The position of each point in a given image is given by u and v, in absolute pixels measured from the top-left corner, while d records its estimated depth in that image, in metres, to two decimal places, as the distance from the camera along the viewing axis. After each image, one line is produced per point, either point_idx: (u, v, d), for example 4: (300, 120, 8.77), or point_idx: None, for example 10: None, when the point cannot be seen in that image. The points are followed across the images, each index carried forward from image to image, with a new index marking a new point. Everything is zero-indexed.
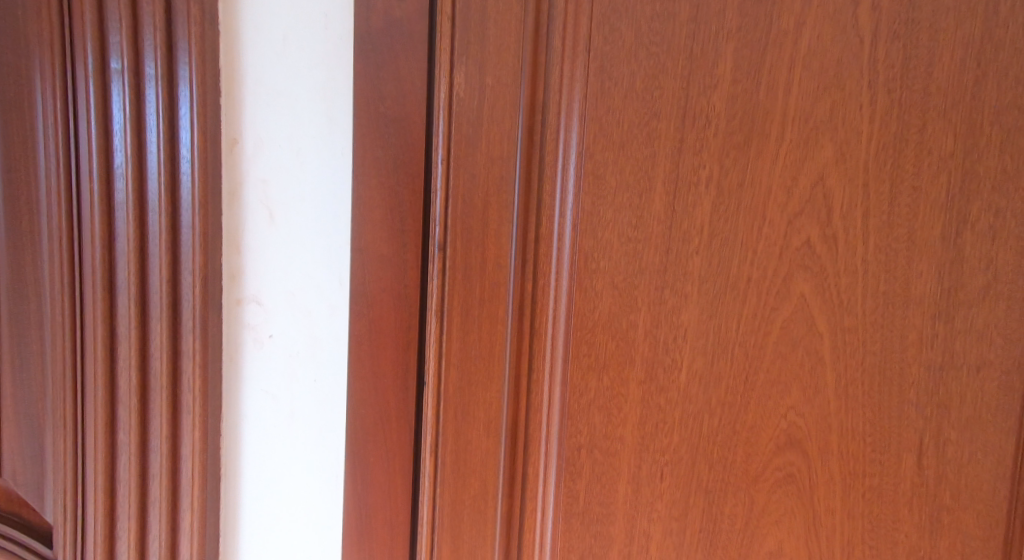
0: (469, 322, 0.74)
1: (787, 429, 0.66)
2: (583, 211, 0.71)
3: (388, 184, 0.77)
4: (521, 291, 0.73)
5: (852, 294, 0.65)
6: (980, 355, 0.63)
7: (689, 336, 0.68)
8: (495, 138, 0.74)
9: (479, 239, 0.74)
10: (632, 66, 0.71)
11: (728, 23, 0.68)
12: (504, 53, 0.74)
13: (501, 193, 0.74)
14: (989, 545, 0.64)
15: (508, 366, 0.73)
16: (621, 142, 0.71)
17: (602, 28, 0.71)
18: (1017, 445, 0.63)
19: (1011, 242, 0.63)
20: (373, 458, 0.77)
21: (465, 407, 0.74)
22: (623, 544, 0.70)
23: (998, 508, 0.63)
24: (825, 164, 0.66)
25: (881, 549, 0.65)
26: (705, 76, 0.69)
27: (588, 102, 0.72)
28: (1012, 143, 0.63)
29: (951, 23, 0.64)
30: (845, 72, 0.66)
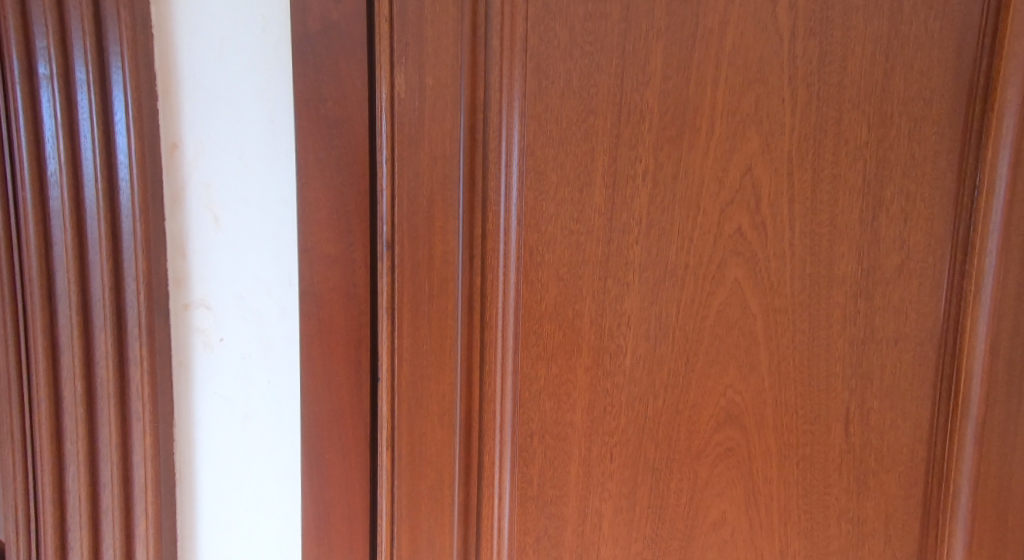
0: (419, 318, 0.76)
1: (726, 406, 0.70)
2: (527, 206, 0.74)
3: (333, 185, 0.78)
4: (469, 285, 0.75)
5: (781, 277, 0.69)
6: (898, 329, 0.68)
7: (631, 323, 0.71)
8: (437, 137, 0.76)
9: (426, 237, 0.76)
10: (567, 64, 0.73)
11: (657, 22, 0.71)
12: (443, 53, 0.76)
13: (446, 191, 0.76)
14: (910, 503, 0.69)
15: (459, 359, 0.75)
16: (560, 138, 0.73)
17: (537, 28, 0.74)
18: (932, 410, 0.68)
19: (922, 223, 0.68)
20: (329, 457, 0.77)
21: (418, 401, 0.76)
22: (577, 523, 0.73)
23: (917, 469, 0.68)
24: (753, 156, 0.70)
25: (814, 513, 0.70)
26: (638, 73, 0.72)
27: (527, 100, 0.74)
28: (919, 132, 0.68)
29: (862, 21, 0.68)
30: (767, 68, 0.70)
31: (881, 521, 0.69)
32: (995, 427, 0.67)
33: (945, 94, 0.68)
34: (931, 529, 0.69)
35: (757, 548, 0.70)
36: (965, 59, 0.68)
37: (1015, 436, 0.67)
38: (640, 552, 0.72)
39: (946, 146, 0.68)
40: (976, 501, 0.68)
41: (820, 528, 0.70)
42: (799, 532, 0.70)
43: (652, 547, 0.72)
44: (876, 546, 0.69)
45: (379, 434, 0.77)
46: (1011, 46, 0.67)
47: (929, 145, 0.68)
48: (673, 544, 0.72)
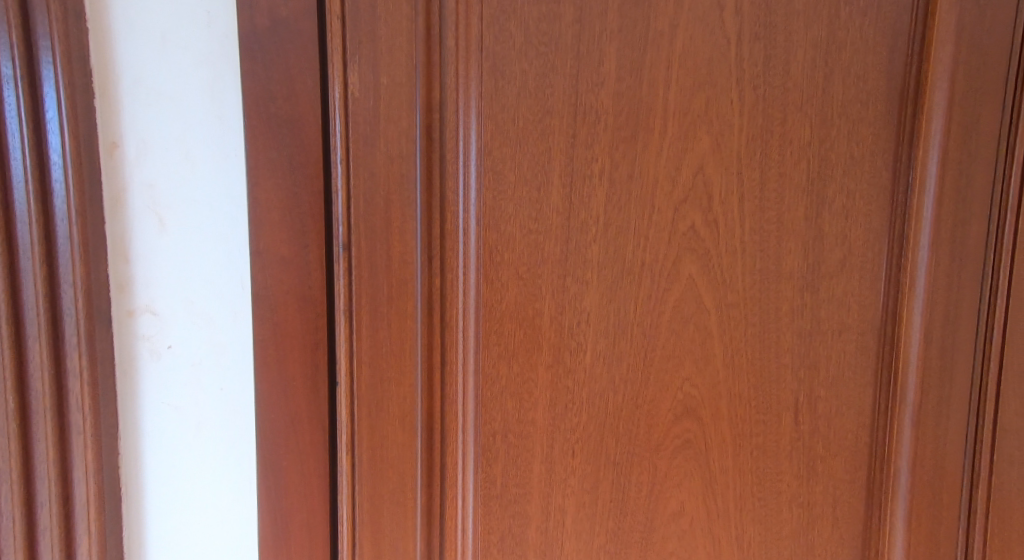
0: (378, 319, 0.76)
1: (683, 398, 0.72)
2: (485, 206, 0.74)
3: (285, 185, 0.76)
4: (429, 286, 0.76)
5: (733, 272, 0.71)
6: (842, 321, 0.70)
7: (591, 320, 0.73)
8: (392, 136, 0.76)
9: (384, 238, 0.76)
10: (522, 65, 0.74)
11: (609, 24, 0.73)
12: (397, 52, 0.75)
13: (403, 191, 0.75)
14: (855, 487, 0.71)
15: (419, 361, 0.75)
16: (517, 138, 0.74)
17: (492, 28, 0.74)
18: (874, 398, 0.70)
19: (862, 220, 0.70)
20: (286, 462, 0.77)
21: (379, 404, 0.76)
22: (540, 520, 0.74)
23: (861, 453, 0.70)
24: (704, 155, 0.71)
25: (768, 499, 0.71)
26: (592, 75, 0.73)
27: (483, 100, 0.74)
28: (857, 133, 0.70)
29: (802, 26, 0.70)
30: (716, 70, 0.71)
31: (829, 505, 0.71)
32: (930, 410, 0.70)
33: (880, 96, 0.69)
34: (875, 512, 0.71)
35: (715, 538, 0.72)
36: (896, 65, 0.69)
37: (948, 419, 0.70)
38: (602, 546, 0.74)
39: (881, 146, 0.69)
40: (916, 480, 0.70)
41: (772, 514, 0.71)
42: (753, 519, 0.72)
43: (614, 541, 0.73)
44: (825, 529, 0.71)
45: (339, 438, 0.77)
46: (938, 51, 0.68)
47: (867, 145, 0.70)
48: (634, 536, 0.73)
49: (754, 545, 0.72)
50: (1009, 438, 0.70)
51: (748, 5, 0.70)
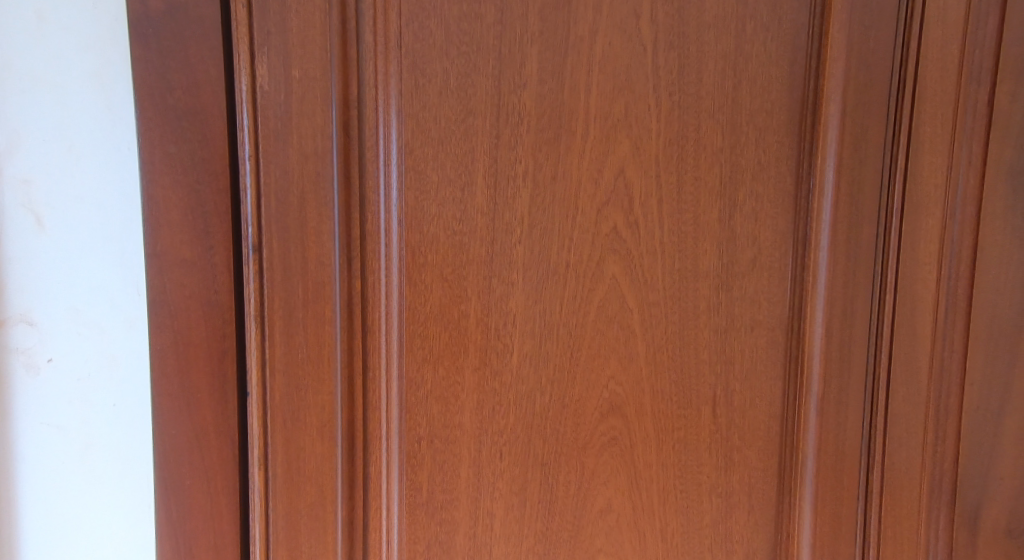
0: (293, 325, 0.74)
1: (609, 397, 0.74)
2: (407, 206, 0.74)
3: (187, 182, 0.71)
4: (348, 290, 0.74)
5: (653, 272, 0.74)
6: (754, 317, 0.74)
7: (517, 322, 0.74)
8: (306, 133, 0.72)
9: (298, 239, 0.73)
10: (443, 64, 0.73)
11: (530, 27, 0.73)
12: (310, 44, 0.71)
13: (318, 190, 0.73)
14: (767, 474, 0.75)
15: (339, 367, 0.74)
16: (439, 138, 0.73)
17: (411, 25, 0.72)
18: (784, 390, 0.74)
19: (769, 221, 0.73)
20: (190, 483, 0.73)
21: (295, 414, 0.74)
22: (468, 525, 0.75)
23: (773, 442, 0.74)
24: (624, 158, 0.74)
25: (689, 491, 0.75)
26: (514, 76, 0.73)
27: (404, 98, 0.73)
28: (764, 140, 0.73)
29: (713, 37, 0.73)
30: (634, 76, 0.73)
31: (744, 493, 0.75)
32: (831, 400, 0.74)
33: (783, 106, 0.73)
34: (785, 495, 0.75)
35: (641, 531, 0.75)
36: (796, 77, 0.73)
37: (847, 408, 0.74)
38: (531, 547, 0.75)
39: (784, 153, 0.73)
40: (819, 466, 0.74)
41: (694, 504, 0.74)
42: (676, 511, 0.75)
43: (543, 541, 0.75)
44: (742, 517, 0.75)
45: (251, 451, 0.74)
46: (832, 67, 0.72)
47: (772, 152, 0.73)
48: (563, 536, 0.75)
49: (677, 536, 0.75)
50: (899, 424, 0.74)
51: (663, 14, 0.73)
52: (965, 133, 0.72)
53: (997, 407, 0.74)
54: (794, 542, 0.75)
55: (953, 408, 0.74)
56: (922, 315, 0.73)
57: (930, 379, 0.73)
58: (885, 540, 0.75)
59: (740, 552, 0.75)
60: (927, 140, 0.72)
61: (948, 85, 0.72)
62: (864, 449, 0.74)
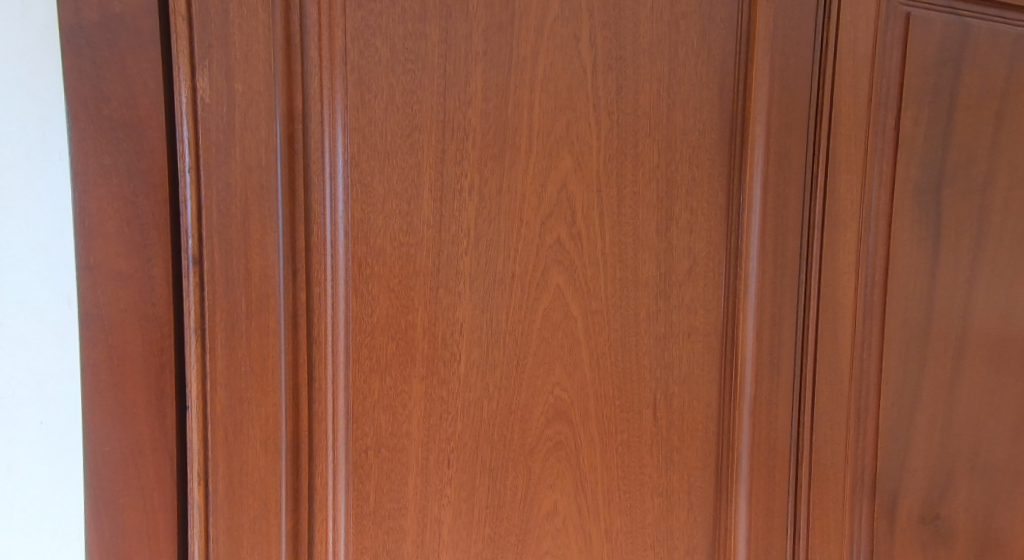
0: (236, 338, 0.72)
1: (554, 402, 0.77)
2: (353, 217, 0.74)
3: (123, 194, 0.70)
4: (293, 301, 0.74)
5: (596, 281, 0.78)
6: (691, 324, 0.79)
7: (464, 331, 0.76)
8: (249, 145, 0.71)
9: (242, 251, 0.72)
10: (389, 80, 0.74)
11: (474, 46, 0.75)
12: (253, 58, 0.71)
13: (263, 202, 0.72)
14: (706, 472, 0.80)
15: (283, 379, 0.74)
16: (385, 152, 0.74)
17: (357, 42, 0.73)
18: (720, 391, 0.80)
19: (704, 233, 0.79)
20: (125, 500, 0.72)
21: (237, 428, 0.73)
22: (416, 533, 0.77)
23: (711, 442, 0.80)
24: (567, 174, 0.77)
25: (632, 491, 0.79)
26: (459, 93, 0.75)
27: (349, 113, 0.73)
28: (697, 157, 0.78)
29: (649, 61, 0.77)
30: (575, 96, 0.77)
31: (685, 491, 0.80)
32: (763, 399, 0.80)
33: (714, 126, 0.78)
34: (723, 492, 0.80)
35: (586, 532, 0.78)
36: (727, 100, 0.78)
37: (778, 407, 0.80)
38: (479, 552, 0.77)
39: (716, 170, 0.79)
40: (753, 461, 0.80)
41: (636, 504, 0.79)
42: (620, 511, 0.79)
43: (491, 545, 0.77)
44: (682, 514, 0.80)
45: (190, 467, 0.73)
46: (757, 91, 0.78)
47: (705, 169, 0.79)
48: (511, 539, 0.78)
49: (621, 535, 0.79)
50: (824, 420, 0.82)
51: (601, 38, 0.77)
52: (875, 154, 0.81)
53: (910, 398, 0.84)
54: (732, 536, 0.81)
55: (870, 403, 0.83)
56: (843, 318, 0.81)
57: (851, 377, 0.82)
58: (813, 528, 0.83)
59: (681, 548, 0.80)
60: (843, 159, 0.80)
61: (859, 110, 0.79)
62: (793, 442, 0.81)
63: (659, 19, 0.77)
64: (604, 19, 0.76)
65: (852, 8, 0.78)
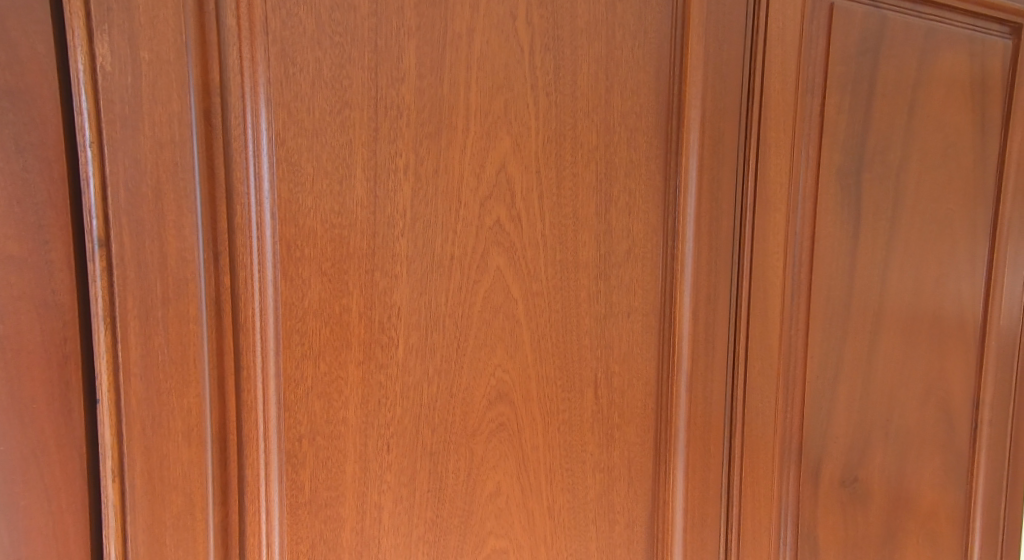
0: (150, 326, 0.68)
1: (496, 384, 0.78)
2: (280, 198, 0.71)
3: (12, 170, 0.64)
4: (216, 286, 0.70)
5: (536, 264, 0.78)
6: (630, 304, 0.81)
7: (402, 314, 0.75)
8: (160, 119, 0.67)
9: (155, 233, 0.68)
10: (315, 53, 0.71)
11: (407, 21, 0.73)
12: (161, 24, 0.66)
13: (177, 180, 0.68)
14: (645, 447, 0.83)
15: (207, 368, 0.70)
16: (314, 129, 0.71)
17: (278, 11, 0.70)
18: (658, 368, 0.82)
19: (642, 216, 0.80)
20: (26, 500, 0.67)
21: (155, 420, 0.69)
22: (356, 520, 0.75)
23: (650, 419, 0.82)
24: (505, 155, 0.76)
25: (574, 469, 0.81)
26: (391, 69, 0.73)
27: (273, 87, 0.70)
28: (634, 140, 0.80)
29: (586, 42, 0.78)
30: (513, 75, 0.76)
31: (624, 467, 0.82)
32: (699, 375, 0.83)
33: (650, 110, 0.80)
34: (661, 465, 0.83)
35: (529, 510, 0.80)
36: (663, 83, 0.80)
37: (712, 383, 0.83)
38: (421, 536, 0.77)
39: (653, 151, 0.80)
40: (690, 433, 0.83)
41: (579, 481, 0.81)
42: (563, 489, 0.80)
43: (433, 529, 0.77)
44: (622, 489, 0.82)
45: (101, 463, 0.68)
46: (692, 75, 0.79)
47: (642, 152, 0.80)
48: (454, 522, 0.78)
49: (563, 512, 0.81)
50: (755, 393, 0.85)
51: (538, 17, 0.76)
52: (802, 139, 0.84)
53: (832, 368, 0.89)
54: (670, 508, 0.84)
55: (798, 375, 0.87)
56: (773, 295, 0.84)
57: (780, 351, 0.86)
58: (745, 496, 0.86)
59: (622, 522, 0.83)
60: (773, 144, 0.83)
61: (787, 97, 0.82)
62: (729, 414, 0.85)
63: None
64: None
65: None
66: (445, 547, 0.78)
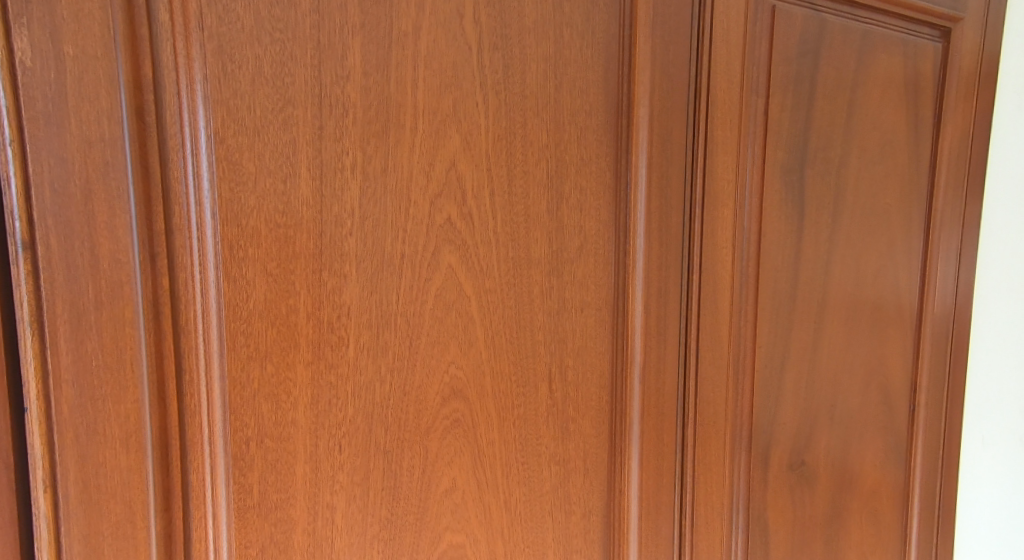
0: (81, 330, 0.66)
1: (450, 381, 0.77)
2: (220, 197, 0.69)
3: None
4: (153, 288, 0.68)
5: (488, 260, 0.78)
6: (583, 300, 0.81)
7: (352, 313, 0.73)
8: (88, 117, 0.65)
9: (86, 234, 0.66)
10: (255, 50, 0.69)
11: (351, 18, 0.71)
12: (86, 19, 0.64)
13: (108, 180, 0.66)
14: (601, 439, 0.83)
15: (145, 373, 0.68)
16: (255, 127, 0.70)
17: (214, 6, 0.68)
18: (612, 362, 0.83)
19: (593, 213, 0.81)
20: None
21: (89, 427, 0.67)
22: (307, 522, 0.73)
23: (604, 414, 0.83)
24: (455, 153, 0.76)
25: (530, 462, 0.80)
26: (336, 67, 0.71)
27: (210, 84, 0.68)
28: (585, 138, 0.80)
29: (534, 41, 0.78)
30: (461, 74, 0.76)
31: (580, 459, 0.82)
32: (652, 369, 0.84)
33: (600, 110, 0.81)
34: (615, 460, 0.83)
35: (485, 505, 0.79)
36: (611, 84, 0.81)
37: (664, 377, 0.84)
38: (375, 535, 0.75)
39: (603, 149, 0.81)
40: (644, 426, 0.84)
41: (535, 474, 0.81)
42: (519, 482, 0.80)
43: (388, 528, 0.76)
44: (579, 480, 0.82)
45: (31, 474, 0.66)
46: (640, 75, 0.81)
47: (592, 150, 0.81)
48: (409, 519, 0.76)
49: (520, 505, 0.80)
50: (705, 385, 0.87)
51: (485, 16, 0.76)
52: (747, 137, 0.86)
53: (778, 361, 0.91)
54: (626, 498, 0.84)
55: (747, 368, 0.89)
56: (722, 289, 0.86)
57: (729, 342, 0.88)
58: (696, 488, 0.88)
59: (578, 513, 0.83)
60: (718, 142, 0.85)
61: (732, 96, 0.85)
62: (681, 408, 0.86)
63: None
64: None
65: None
66: (400, 545, 0.76)
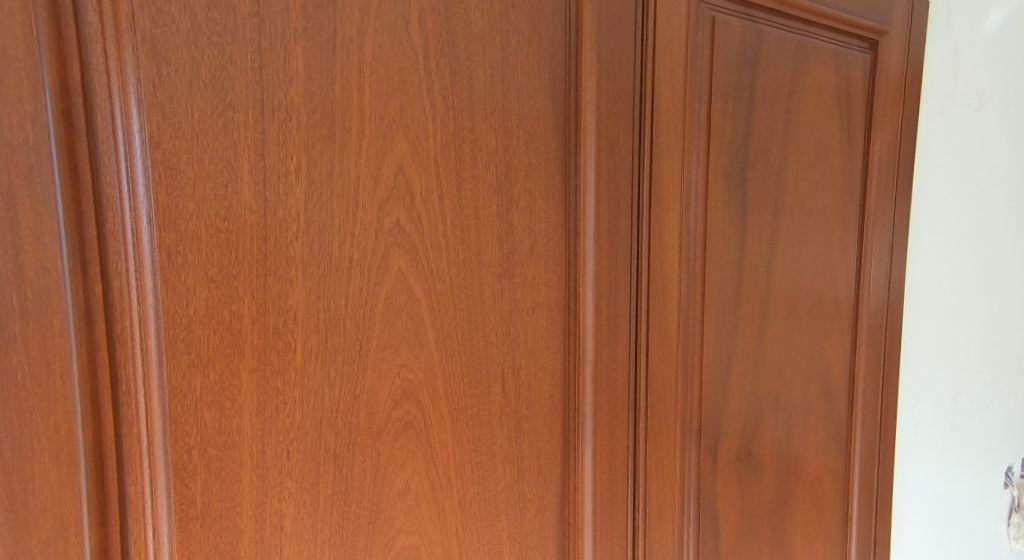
0: (4, 341, 0.63)
1: (401, 384, 0.76)
2: (158, 201, 0.67)
3: None
4: (86, 296, 0.65)
5: (439, 262, 0.77)
6: (534, 300, 0.81)
7: (299, 317, 0.72)
8: (12, 120, 0.63)
9: (10, 241, 0.63)
10: (192, 54, 0.67)
11: (293, 22, 0.70)
12: (9, 19, 0.63)
13: (33, 185, 0.64)
14: (554, 440, 0.83)
15: (76, 384, 0.65)
16: (194, 132, 0.68)
17: (147, 9, 0.66)
18: (563, 363, 0.83)
19: (541, 216, 0.81)
20: None
21: (15, 442, 0.64)
22: (254, 530, 0.71)
23: (556, 416, 0.83)
24: (403, 156, 0.75)
25: (485, 462, 0.80)
26: (278, 71, 0.70)
27: (144, 87, 0.66)
28: (533, 142, 0.81)
29: (480, 48, 0.78)
30: (407, 79, 0.75)
31: (534, 460, 0.82)
32: (600, 371, 0.84)
33: (547, 115, 0.81)
34: (567, 461, 0.83)
35: (440, 506, 0.78)
36: (557, 92, 0.82)
37: (615, 377, 0.85)
38: (326, 541, 0.73)
39: (551, 154, 0.82)
40: (596, 427, 0.84)
41: (490, 474, 0.80)
42: (474, 482, 0.79)
43: (339, 532, 0.74)
44: (534, 479, 0.82)
45: None
46: (586, 82, 0.82)
47: (541, 154, 0.81)
48: (361, 523, 0.74)
49: (475, 505, 0.80)
50: (651, 388, 0.88)
51: (431, 23, 0.76)
52: (688, 146, 0.88)
53: (722, 363, 0.93)
54: (579, 498, 0.84)
55: (692, 370, 0.91)
56: (669, 291, 0.88)
57: (678, 341, 0.89)
58: (647, 486, 0.88)
59: (532, 513, 0.82)
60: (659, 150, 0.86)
61: (674, 105, 0.87)
62: (630, 410, 0.87)
63: (488, 8, 0.78)
64: (433, 3, 0.76)
65: (661, 14, 0.85)
66: (353, 549, 0.74)
